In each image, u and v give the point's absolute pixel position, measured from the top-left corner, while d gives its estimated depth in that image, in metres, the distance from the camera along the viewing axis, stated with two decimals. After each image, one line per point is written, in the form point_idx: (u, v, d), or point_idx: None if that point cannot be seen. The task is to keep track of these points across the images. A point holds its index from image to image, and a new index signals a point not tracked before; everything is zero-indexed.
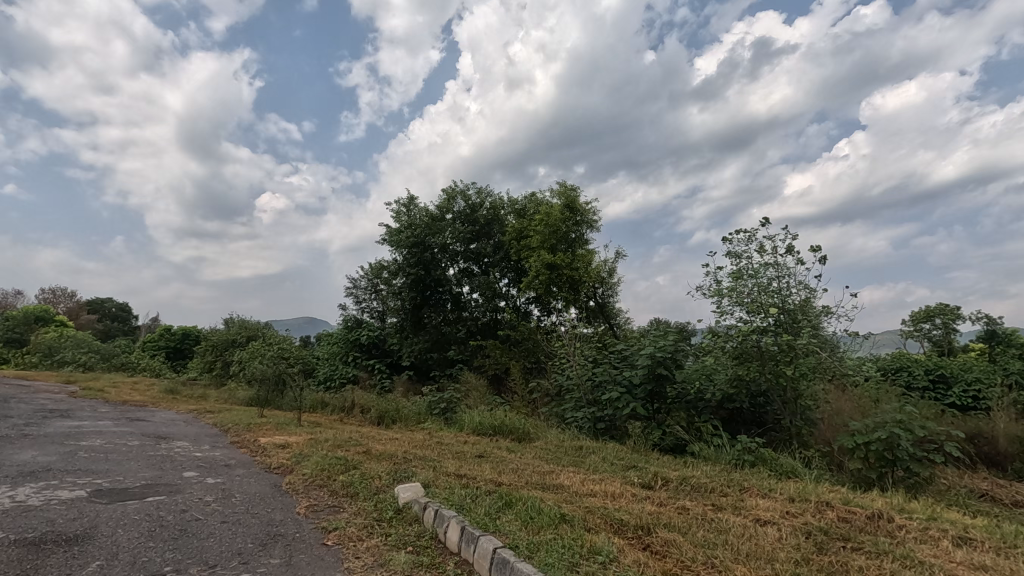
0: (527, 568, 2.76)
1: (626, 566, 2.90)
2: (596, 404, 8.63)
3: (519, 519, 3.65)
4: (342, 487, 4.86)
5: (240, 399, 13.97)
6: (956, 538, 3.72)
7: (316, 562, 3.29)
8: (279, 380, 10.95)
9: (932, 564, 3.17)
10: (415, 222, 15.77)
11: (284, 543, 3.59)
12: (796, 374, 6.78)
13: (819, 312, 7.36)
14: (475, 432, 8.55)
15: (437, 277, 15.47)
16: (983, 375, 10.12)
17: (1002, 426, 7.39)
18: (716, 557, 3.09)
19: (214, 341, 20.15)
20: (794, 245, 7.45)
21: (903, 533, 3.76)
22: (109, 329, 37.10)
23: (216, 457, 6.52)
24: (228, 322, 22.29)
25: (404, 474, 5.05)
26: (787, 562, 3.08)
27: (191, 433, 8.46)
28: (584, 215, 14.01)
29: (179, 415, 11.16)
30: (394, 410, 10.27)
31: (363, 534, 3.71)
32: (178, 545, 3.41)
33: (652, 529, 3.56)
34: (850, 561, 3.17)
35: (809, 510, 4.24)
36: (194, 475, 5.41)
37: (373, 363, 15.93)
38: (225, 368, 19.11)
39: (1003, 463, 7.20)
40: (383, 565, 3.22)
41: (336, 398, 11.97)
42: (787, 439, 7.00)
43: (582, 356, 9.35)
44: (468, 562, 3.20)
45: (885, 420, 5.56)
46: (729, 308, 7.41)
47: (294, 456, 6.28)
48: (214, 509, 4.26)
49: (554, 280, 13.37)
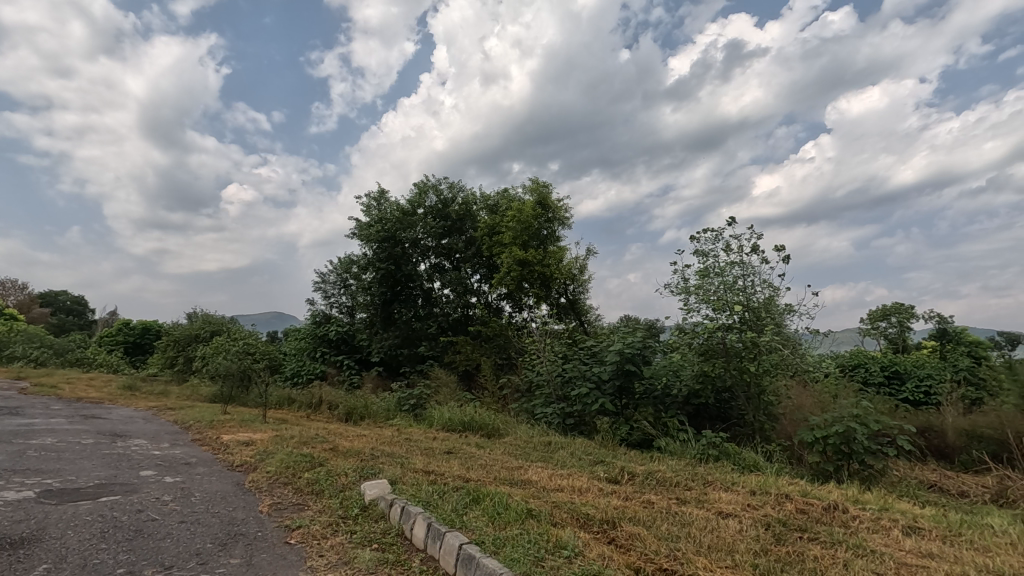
0: (493, 564, 2.76)
1: (591, 561, 2.93)
2: (566, 400, 8.72)
3: (486, 515, 3.65)
4: (307, 485, 4.78)
5: (203, 396, 13.64)
6: (906, 527, 3.88)
7: (277, 561, 3.23)
8: (243, 376, 10.66)
9: (883, 553, 3.30)
10: (385, 216, 15.59)
11: (245, 542, 3.50)
12: (759, 370, 6.99)
13: (782, 310, 7.57)
14: (445, 428, 8.52)
15: (408, 272, 15.33)
16: (935, 371, 10.60)
17: (951, 419, 7.73)
18: (679, 550, 3.15)
19: (176, 336, 19.51)
20: (759, 245, 7.65)
21: (856, 524, 3.91)
22: (64, 323, 35.86)
23: (175, 455, 6.33)
24: (192, 316, 21.71)
25: (371, 470, 5.01)
26: (746, 553, 3.16)
27: (148, 431, 8.17)
28: (557, 212, 14.01)
29: (137, 412, 10.82)
30: (362, 406, 10.13)
31: (328, 533, 3.64)
32: (133, 547, 3.29)
33: (617, 523, 3.61)
34: (806, 551, 3.27)
35: (769, 503, 4.36)
36: (151, 474, 5.22)
37: (342, 359, 15.73)
38: (187, 364, 18.60)
39: (951, 455, 7.55)
40: (347, 563, 3.18)
41: (304, 395, 11.81)
42: (751, 433, 7.20)
43: (552, 352, 9.36)
44: (434, 558, 3.18)
45: (843, 414, 5.76)
46: (696, 305, 7.58)
47: (257, 453, 6.13)
48: (172, 509, 4.13)
49: (526, 277, 13.43)
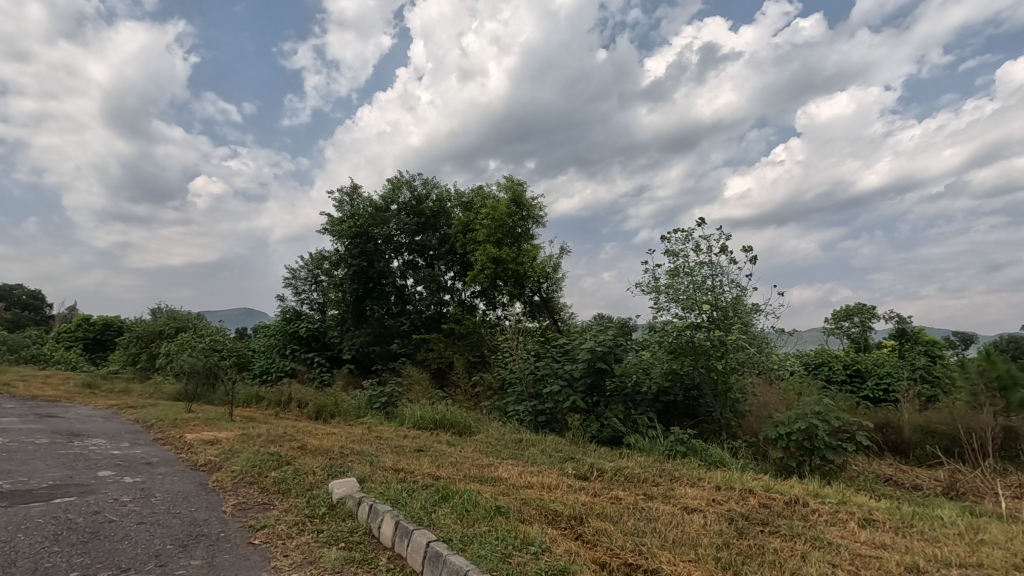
0: (459, 561, 2.76)
1: (558, 556, 2.96)
2: (538, 397, 8.75)
3: (455, 512, 3.65)
4: (273, 484, 4.70)
5: (167, 395, 13.25)
6: (862, 520, 4.03)
7: (240, 562, 3.17)
8: (210, 373, 10.39)
9: (839, 545, 3.41)
10: (358, 212, 15.46)
11: (207, 543, 3.43)
12: (726, 368, 7.17)
13: (749, 310, 7.74)
14: (416, 426, 8.47)
15: (380, 269, 15.20)
16: (894, 370, 10.99)
17: (907, 416, 7.98)
18: (644, 545, 3.20)
19: (139, 333, 18.91)
20: (728, 245, 7.77)
21: (815, 517, 4.03)
22: (19, 319, 34.42)
23: (135, 455, 6.12)
24: (157, 312, 21.08)
25: (339, 470, 4.92)
26: (709, 547, 3.23)
27: (107, 430, 7.93)
28: (531, 210, 14.02)
29: (95, 411, 10.41)
30: (332, 404, 10.02)
31: (293, 533, 3.59)
32: (88, 549, 3.20)
33: (585, 519, 3.64)
34: (766, 544, 3.36)
35: (733, 497, 4.47)
36: (109, 475, 5.06)
37: (312, 356, 15.51)
38: (150, 361, 18.07)
39: (907, 450, 7.81)
40: (312, 563, 3.14)
41: (273, 393, 11.62)
42: (718, 430, 7.34)
43: (525, 350, 9.41)
44: (402, 556, 3.16)
45: (805, 411, 5.93)
46: (666, 304, 7.71)
47: (222, 453, 5.98)
48: (130, 510, 4.01)
49: (499, 275, 13.45)
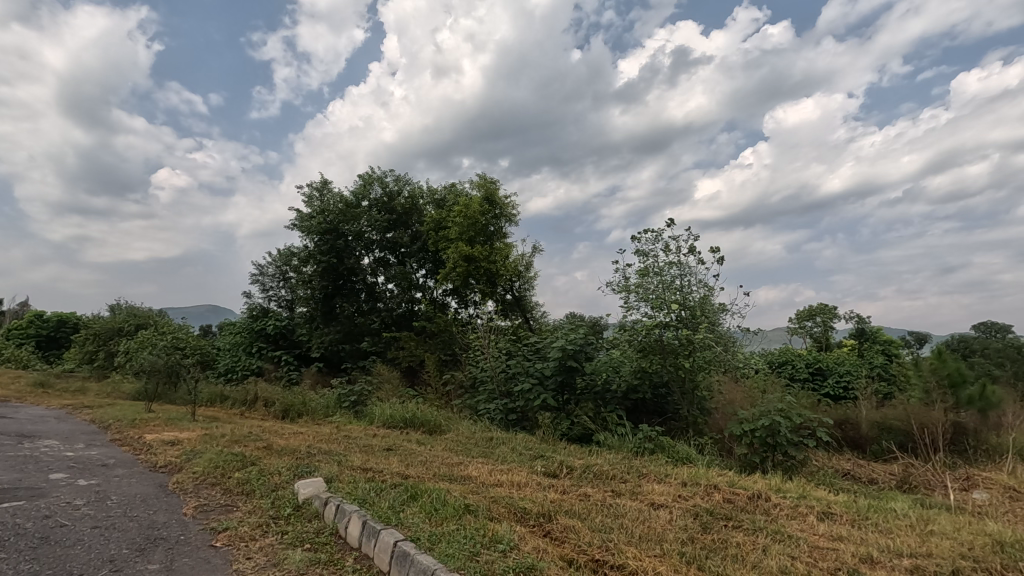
0: (427, 560, 2.75)
1: (526, 554, 2.97)
2: (509, 396, 8.76)
3: (423, 511, 3.63)
4: (236, 485, 4.59)
5: (125, 394, 12.78)
6: (821, 513, 4.16)
7: (200, 565, 3.08)
8: (171, 372, 10.06)
9: (799, 538, 3.52)
10: (328, 208, 15.22)
11: (165, 546, 3.33)
12: (693, 366, 7.30)
13: (716, 309, 7.94)
14: (386, 425, 8.38)
15: (350, 266, 14.99)
16: (853, 368, 11.38)
17: (865, 413, 8.17)
18: (611, 541, 3.24)
19: (96, 330, 18.19)
20: (697, 245, 7.93)
21: (777, 511, 4.14)
22: None
23: (91, 456, 5.89)
24: (115, 309, 20.35)
25: (305, 469, 4.83)
26: (674, 542, 3.29)
27: (61, 431, 7.62)
28: (504, 208, 14.02)
29: (48, 411, 9.97)
30: (300, 403, 9.84)
31: (257, 534, 3.52)
32: (37, 555, 3.07)
33: (553, 516, 3.67)
34: (729, 538, 3.44)
35: (698, 493, 4.56)
36: (62, 477, 4.86)
37: (280, 355, 15.18)
38: (108, 359, 17.41)
39: (864, 446, 7.98)
40: (276, 564, 3.08)
41: (238, 391, 11.34)
42: (685, 427, 7.45)
43: (496, 348, 9.42)
44: (369, 556, 3.13)
45: (769, 408, 6.09)
46: (636, 304, 7.80)
47: (183, 453, 5.83)
48: (84, 514, 3.85)
49: (472, 273, 13.44)
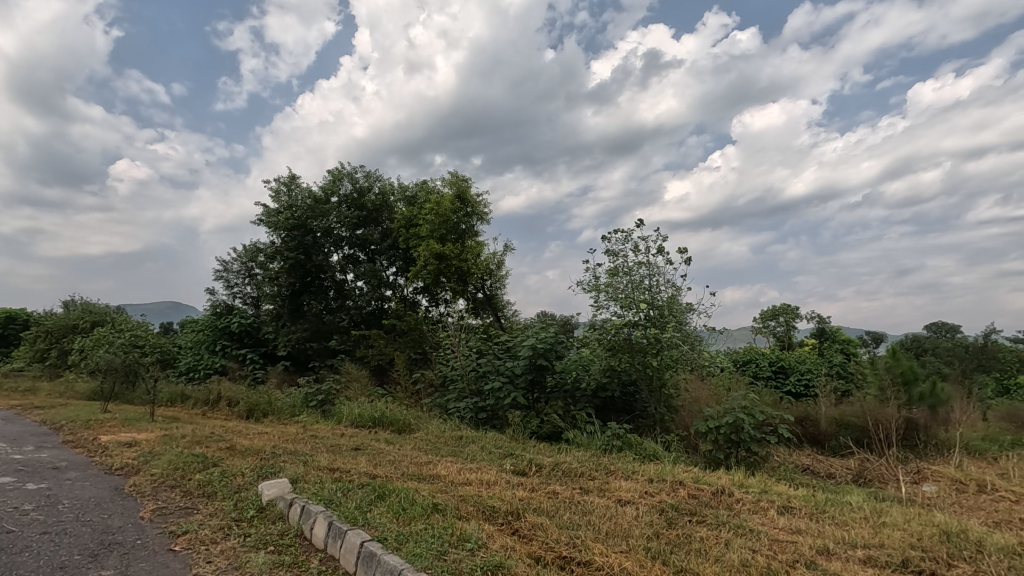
0: (394, 559, 2.73)
1: (494, 552, 2.97)
2: (479, 395, 8.74)
3: (391, 511, 3.59)
4: (197, 488, 4.45)
5: (79, 394, 12.26)
6: (781, 507, 4.28)
7: (157, 570, 2.99)
8: (129, 371, 9.71)
9: (759, 532, 3.62)
10: (296, 203, 14.88)
11: (120, 551, 3.22)
12: (660, 364, 7.44)
13: (683, 308, 8.09)
14: (354, 425, 8.27)
15: (318, 263, 14.71)
16: (813, 367, 11.75)
17: (825, 409, 8.44)
18: (578, 538, 3.27)
19: (48, 327, 17.39)
20: (665, 246, 8.07)
21: (739, 506, 4.25)
22: None
23: (41, 460, 5.64)
24: (70, 305, 19.50)
25: (270, 470, 4.73)
26: (640, 538, 3.34)
27: (8, 433, 7.27)
28: (476, 206, 14.00)
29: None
30: (265, 403, 9.62)
31: (218, 537, 3.42)
32: None
33: (521, 514, 3.68)
34: (693, 533, 3.52)
35: (664, 489, 4.64)
36: (9, 481, 4.64)
37: (245, 353, 14.81)
38: (61, 358, 16.67)
39: (823, 441, 8.27)
40: (237, 568, 3.01)
41: (200, 391, 11.01)
42: (652, 425, 7.53)
43: (467, 347, 9.40)
44: (334, 558, 3.08)
45: (733, 405, 6.24)
46: (605, 303, 7.87)
47: (141, 455, 5.64)
48: (33, 520, 3.69)
49: (442, 271, 13.37)
